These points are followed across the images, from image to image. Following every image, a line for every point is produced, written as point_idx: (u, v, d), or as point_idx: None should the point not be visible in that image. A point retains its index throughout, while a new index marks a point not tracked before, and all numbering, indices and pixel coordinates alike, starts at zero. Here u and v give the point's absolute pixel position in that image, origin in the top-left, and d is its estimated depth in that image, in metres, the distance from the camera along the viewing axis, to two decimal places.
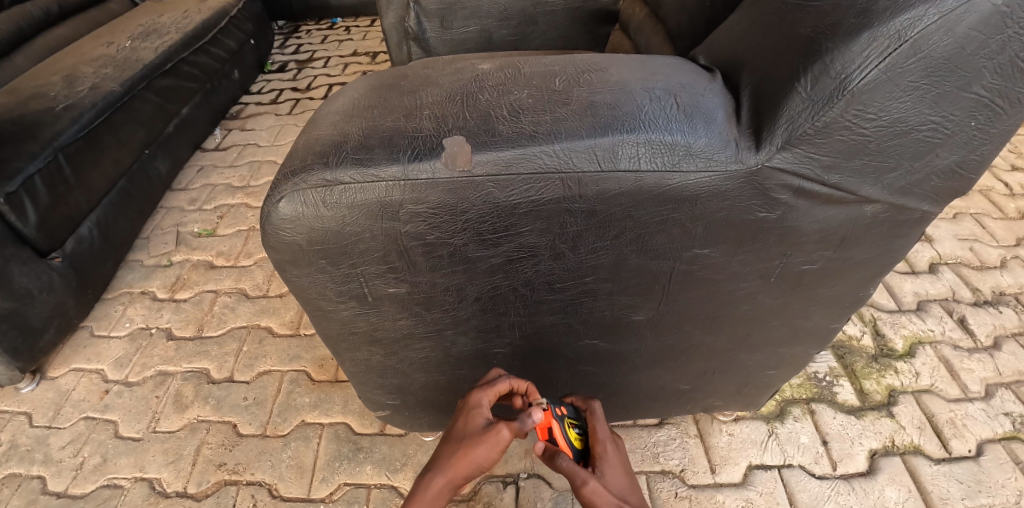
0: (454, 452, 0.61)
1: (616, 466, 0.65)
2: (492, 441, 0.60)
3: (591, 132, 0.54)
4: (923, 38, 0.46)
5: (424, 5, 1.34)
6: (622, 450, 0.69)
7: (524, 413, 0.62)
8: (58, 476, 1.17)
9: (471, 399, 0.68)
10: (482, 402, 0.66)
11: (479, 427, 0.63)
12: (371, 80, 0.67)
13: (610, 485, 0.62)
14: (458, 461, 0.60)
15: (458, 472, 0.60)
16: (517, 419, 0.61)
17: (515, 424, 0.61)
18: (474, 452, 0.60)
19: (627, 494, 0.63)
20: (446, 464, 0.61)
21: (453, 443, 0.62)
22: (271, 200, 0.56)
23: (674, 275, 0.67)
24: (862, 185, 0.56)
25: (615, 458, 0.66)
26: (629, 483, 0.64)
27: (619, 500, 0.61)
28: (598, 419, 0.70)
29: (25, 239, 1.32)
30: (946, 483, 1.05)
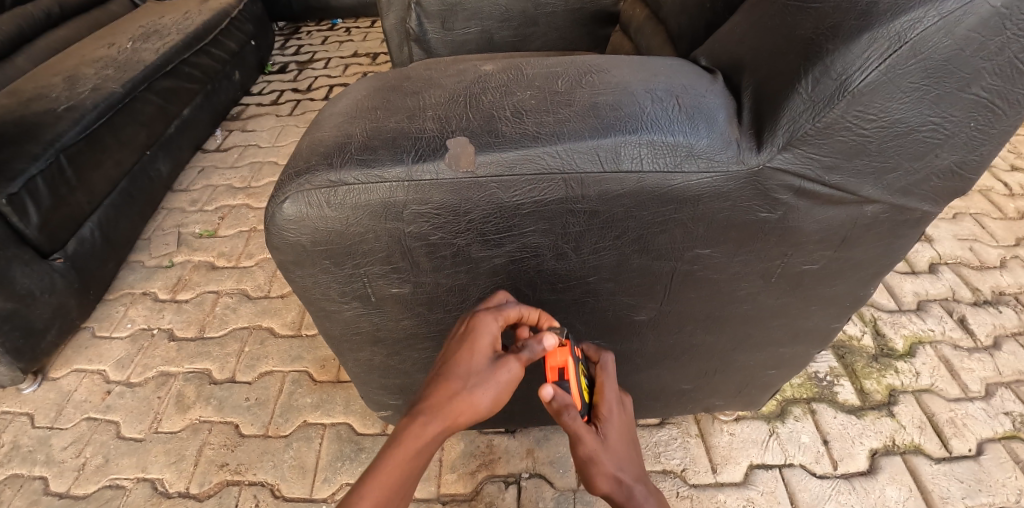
0: (455, 393, 0.51)
1: (621, 431, 0.60)
2: (500, 380, 0.52)
3: (594, 133, 0.54)
4: (923, 39, 0.47)
5: (426, 6, 1.34)
6: (627, 410, 0.65)
7: (535, 338, 0.56)
8: (61, 477, 1.17)
9: (473, 326, 0.56)
10: (489, 333, 0.55)
11: (486, 364, 0.53)
12: (374, 82, 0.67)
13: (611, 453, 0.57)
14: (460, 405, 0.50)
15: (459, 417, 0.51)
16: (526, 346, 0.56)
17: (524, 354, 0.55)
18: (478, 394, 0.51)
19: (627, 466, 0.58)
20: (444, 407, 0.50)
21: (452, 381, 0.52)
22: (275, 201, 0.57)
23: (676, 275, 0.67)
24: (862, 185, 0.56)
25: (619, 422, 0.61)
26: (629, 448, 0.60)
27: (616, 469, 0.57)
28: (609, 377, 0.64)
29: (27, 240, 1.32)
30: (946, 482, 1.06)
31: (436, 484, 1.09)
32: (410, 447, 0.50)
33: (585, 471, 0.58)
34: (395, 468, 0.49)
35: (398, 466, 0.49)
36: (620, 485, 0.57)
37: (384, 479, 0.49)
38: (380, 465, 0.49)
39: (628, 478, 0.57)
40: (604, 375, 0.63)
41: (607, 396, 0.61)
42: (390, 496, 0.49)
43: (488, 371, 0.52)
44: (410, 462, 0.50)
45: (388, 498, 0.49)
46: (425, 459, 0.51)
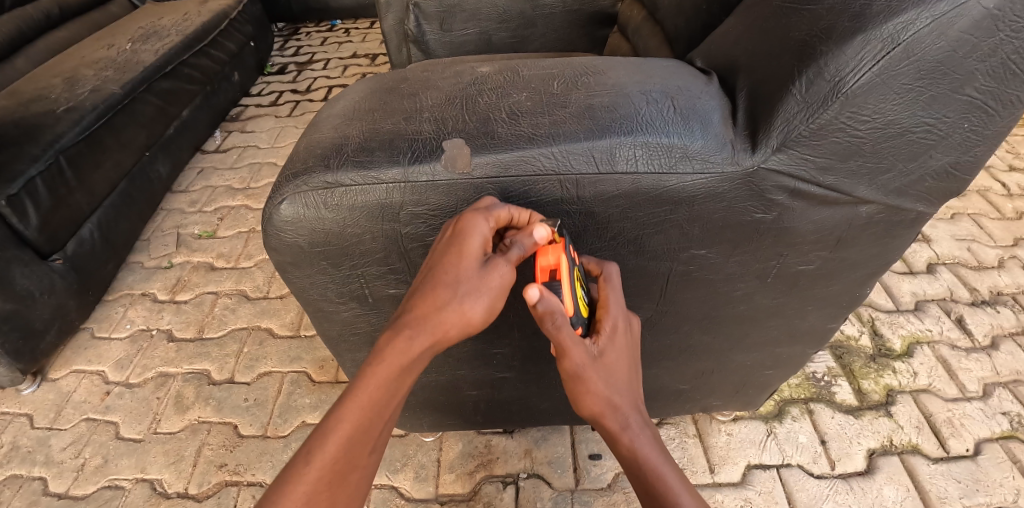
0: (443, 305, 0.48)
1: (619, 351, 0.58)
2: (492, 288, 0.49)
3: (589, 134, 0.55)
4: (916, 41, 0.47)
5: (424, 7, 1.34)
6: (631, 328, 0.62)
7: (526, 233, 0.51)
8: (60, 477, 1.17)
9: (460, 227, 0.50)
10: (479, 234, 0.50)
11: (476, 272, 0.49)
12: (371, 83, 0.68)
13: (603, 374, 0.56)
14: (448, 318, 0.48)
15: (449, 329, 0.48)
16: (516, 244, 0.50)
17: (508, 257, 0.50)
18: (467, 306, 0.48)
19: (620, 390, 0.58)
20: (431, 319, 0.48)
21: (439, 292, 0.48)
22: (273, 202, 0.57)
23: (672, 276, 0.67)
24: (856, 186, 0.56)
25: (619, 345, 0.58)
26: (624, 367, 0.59)
27: (607, 391, 0.57)
28: (613, 293, 0.58)
29: (26, 241, 1.32)
30: (944, 482, 1.06)
31: (435, 484, 1.10)
32: (394, 365, 0.48)
33: (574, 388, 0.56)
34: (379, 387, 0.48)
35: (382, 385, 0.48)
36: (612, 408, 0.57)
37: (367, 400, 0.47)
38: (360, 386, 0.48)
39: (619, 402, 0.57)
40: (608, 290, 0.58)
41: (611, 313, 0.57)
42: (375, 415, 0.48)
43: (478, 278, 0.49)
44: (395, 380, 0.48)
45: (372, 419, 0.48)
46: (413, 374, 0.50)
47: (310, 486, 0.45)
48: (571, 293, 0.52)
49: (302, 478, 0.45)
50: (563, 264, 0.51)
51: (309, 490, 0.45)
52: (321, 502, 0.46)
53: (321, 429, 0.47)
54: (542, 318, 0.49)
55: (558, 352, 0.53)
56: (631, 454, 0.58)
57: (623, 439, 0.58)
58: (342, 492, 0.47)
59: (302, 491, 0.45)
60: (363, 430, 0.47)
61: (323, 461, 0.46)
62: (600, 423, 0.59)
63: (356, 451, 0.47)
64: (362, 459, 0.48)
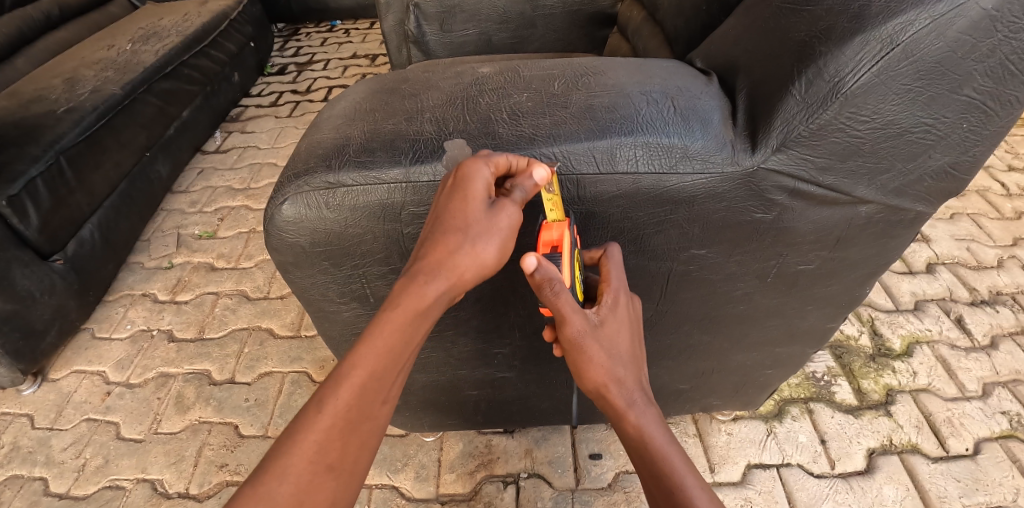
0: (456, 248, 0.45)
1: (621, 323, 0.57)
2: (502, 230, 0.47)
3: (590, 134, 0.55)
4: (914, 42, 0.47)
5: (424, 8, 1.35)
6: (633, 304, 0.60)
7: (524, 176, 0.50)
8: (61, 477, 1.18)
9: (459, 173, 0.47)
10: (482, 177, 0.47)
11: (484, 213, 0.46)
12: (372, 84, 0.68)
13: (606, 346, 0.54)
14: (462, 259, 0.45)
15: (462, 272, 0.45)
16: (518, 188, 0.49)
17: (514, 202, 0.48)
18: (479, 248, 0.45)
19: (624, 364, 0.56)
20: (445, 260, 0.45)
21: (449, 234, 0.45)
22: (274, 202, 0.57)
23: (672, 276, 0.67)
24: (856, 186, 0.56)
25: (621, 318, 0.57)
26: (626, 340, 0.57)
27: (610, 364, 0.54)
28: (614, 269, 0.57)
29: (26, 241, 1.32)
30: (943, 481, 1.06)
31: (435, 484, 1.10)
32: (412, 306, 0.44)
33: (575, 361, 0.54)
34: (395, 332, 0.44)
35: (398, 330, 0.43)
36: (614, 383, 0.55)
37: (382, 344, 0.43)
38: (375, 330, 0.44)
39: (622, 376, 0.55)
40: (607, 264, 0.57)
41: (612, 287, 0.56)
42: (391, 362, 0.44)
43: (487, 220, 0.46)
44: (411, 324, 0.44)
45: (388, 365, 0.43)
46: (430, 320, 0.46)
47: (321, 435, 0.40)
48: (568, 263, 0.52)
49: (313, 426, 0.40)
50: (561, 236, 0.52)
51: (320, 438, 0.40)
52: (333, 455, 0.40)
53: (333, 377, 0.43)
54: (540, 286, 0.48)
55: (557, 319, 0.51)
56: (637, 435, 0.55)
57: (629, 417, 0.55)
58: (355, 446, 0.42)
59: (313, 440, 0.40)
60: (378, 377, 0.43)
61: (335, 408, 0.41)
62: (603, 401, 0.57)
63: (371, 399, 0.42)
64: (377, 411, 0.43)
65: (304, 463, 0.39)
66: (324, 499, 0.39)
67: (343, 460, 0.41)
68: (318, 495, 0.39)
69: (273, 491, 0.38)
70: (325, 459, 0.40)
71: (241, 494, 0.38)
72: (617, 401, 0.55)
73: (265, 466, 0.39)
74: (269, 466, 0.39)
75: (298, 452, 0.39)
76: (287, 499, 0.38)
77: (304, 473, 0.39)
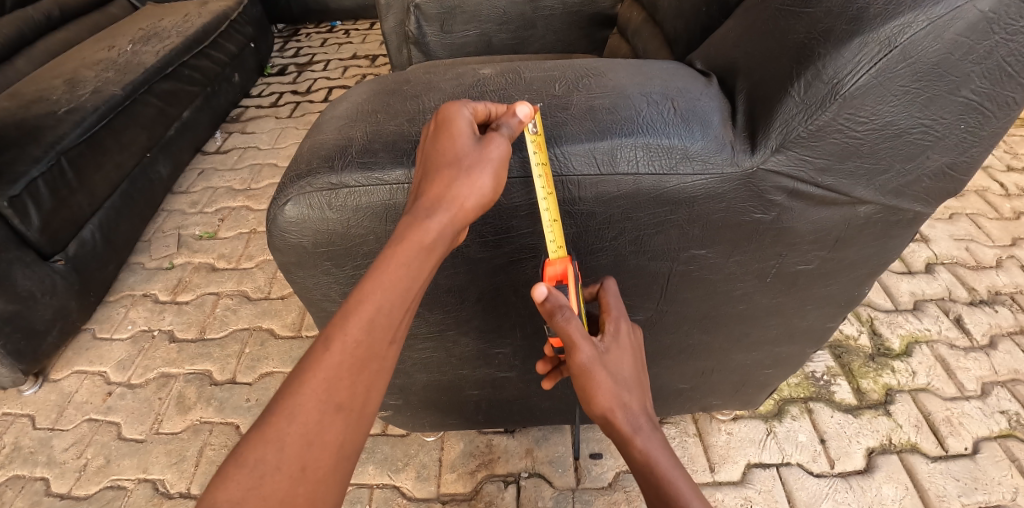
0: (452, 182, 0.48)
1: (624, 351, 0.60)
2: (493, 160, 0.50)
3: (590, 135, 0.55)
4: (912, 44, 0.48)
5: (424, 9, 1.35)
6: (635, 336, 0.64)
7: (510, 114, 0.53)
8: (62, 478, 1.18)
9: (442, 119, 0.51)
10: (464, 117, 0.51)
11: (473, 146, 0.49)
12: (373, 85, 0.68)
13: (612, 368, 0.57)
14: (460, 190, 0.48)
15: (461, 203, 0.48)
16: (504, 124, 0.52)
17: (502, 134, 0.51)
18: (474, 177, 0.49)
19: (630, 387, 0.58)
20: (442, 197, 0.48)
21: (443, 170, 0.48)
22: (277, 203, 0.57)
23: (672, 276, 0.68)
24: (854, 186, 0.57)
25: (624, 344, 0.61)
26: (630, 369, 0.59)
27: (617, 387, 0.57)
28: (614, 299, 0.62)
29: (28, 242, 1.33)
30: (942, 480, 1.07)
31: (436, 484, 1.10)
32: (414, 245, 0.46)
33: (583, 385, 0.57)
34: (399, 270, 0.45)
35: (404, 262, 0.45)
36: (620, 407, 0.57)
37: (387, 282, 0.44)
38: (379, 270, 0.45)
39: (628, 399, 0.57)
40: (606, 296, 0.62)
41: (613, 315, 0.61)
42: (396, 300, 0.45)
43: (477, 153, 0.49)
44: (414, 261, 0.46)
45: (393, 304, 0.45)
46: (432, 259, 0.48)
47: (330, 372, 0.41)
48: (574, 295, 0.59)
49: (321, 364, 0.41)
50: (565, 270, 0.59)
51: (328, 375, 0.41)
52: (342, 393, 0.41)
53: (338, 317, 0.43)
54: (551, 312, 0.54)
55: (567, 345, 0.55)
56: (645, 459, 0.56)
57: (635, 442, 0.56)
58: (363, 385, 0.42)
59: (321, 377, 0.40)
60: (383, 315, 0.44)
61: (342, 346, 0.42)
62: (610, 429, 0.58)
63: (378, 338, 0.43)
64: (384, 351, 0.44)
65: (314, 401, 0.40)
66: (335, 437, 0.40)
67: (352, 398, 0.41)
68: (328, 432, 0.40)
69: (284, 428, 0.38)
70: (335, 396, 0.40)
71: (252, 433, 0.38)
72: (625, 426, 0.57)
73: (275, 406, 0.39)
74: (279, 405, 0.39)
75: (306, 390, 0.40)
76: (297, 436, 0.38)
77: (314, 410, 0.39)
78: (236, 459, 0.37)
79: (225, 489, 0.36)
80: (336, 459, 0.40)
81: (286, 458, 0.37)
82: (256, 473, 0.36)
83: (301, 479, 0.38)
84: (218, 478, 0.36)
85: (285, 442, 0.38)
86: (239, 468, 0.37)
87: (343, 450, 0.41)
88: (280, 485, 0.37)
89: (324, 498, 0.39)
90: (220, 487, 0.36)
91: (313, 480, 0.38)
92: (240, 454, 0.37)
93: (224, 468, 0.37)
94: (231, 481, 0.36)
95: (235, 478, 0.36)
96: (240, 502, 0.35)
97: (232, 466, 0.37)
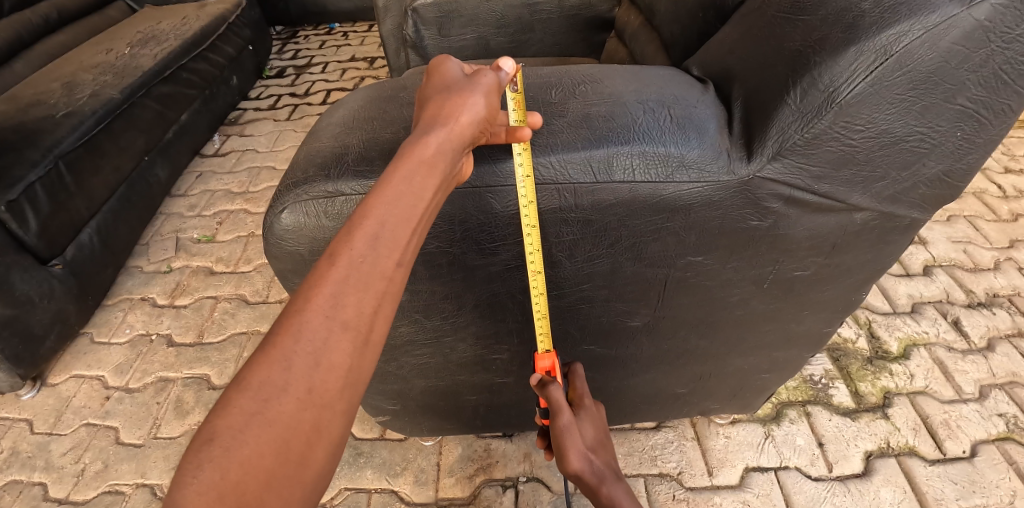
0: (446, 105, 0.51)
1: (592, 420, 0.74)
2: (483, 85, 0.55)
3: (586, 143, 0.55)
4: (908, 52, 0.48)
5: (422, 13, 1.35)
6: (599, 410, 0.79)
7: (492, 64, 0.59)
8: (60, 482, 1.18)
9: (434, 71, 0.58)
10: (454, 65, 0.58)
11: (460, 80, 0.56)
12: (371, 91, 0.68)
13: (584, 434, 0.72)
14: (456, 108, 0.51)
15: (457, 118, 0.51)
16: (488, 69, 0.58)
17: (487, 71, 0.57)
18: (467, 98, 0.52)
19: (596, 449, 0.72)
20: (439, 119, 0.50)
21: (437, 100, 0.53)
22: (274, 211, 0.57)
23: (668, 283, 0.68)
24: (851, 193, 0.57)
25: (593, 416, 0.75)
26: (596, 434, 0.74)
27: (588, 449, 0.70)
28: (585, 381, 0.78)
29: (26, 247, 1.33)
30: (940, 484, 1.07)
31: (435, 488, 1.10)
32: (417, 162, 0.46)
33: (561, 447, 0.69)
34: (403, 186, 0.45)
35: (406, 176, 0.45)
36: (591, 463, 0.70)
37: (392, 198, 0.44)
38: (383, 187, 0.44)
39: (597, 459, 0.71)
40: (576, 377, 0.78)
41: (584, 392, 0.76)
42: (402, 215, 0.44)
43: (465, 83, 0.55)
44: (418, 176, 0.46)
45: (398, 221, 0.43)
46: (437, 178, 0.47)
47: (336, 286, 0.39)
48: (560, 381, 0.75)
49: (326, 280, 0.39)
50: (552, 361, 0.74)
51: (334, 291, 0.39)
52: (349, 311, 0.39)
53: (342, 235, 0.42)
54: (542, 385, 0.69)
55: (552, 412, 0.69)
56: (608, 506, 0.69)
57: (602, 491, 0.70)
58: (372, 304, 0.40)
59: (327, 292, 0.38)
60: (388, 229, 0.42)
61: (349, 261, 0.40)
62: (581, 482, 0.70)
63: (385, 255, 0.42)
64: (393, 270, 0.42)
65: (320, 317, 0.38)
66: (343, 359, 0.37)
67: (360, 318, 0.39)
68: (337, 352, 0.37)
69: (289, 349, 0.36)
70: (341, 314, 0.38)
71: (254, 357, 0.36)
72: (594, 479, 0.70)
73: (278, 326, 0.38)
74: (283, 325, 0.38)
75: (312, 308, 0.38)
76: (303, 357, 0.36)
77: (320, 328, 0.37)
78: (238, 384, 0.35)
79: (226, 416, 0.34)
80: (344, 384, 0.38)
81: (291, 380, 0.35)
82: (259, 396, 0.34)
83: (307, 403, 0.35)
84: (218, 407, 0.35)
85: (290, 363, 0.36)
86: (240, 395, 0.35)
87: (351, 374, 0.38)
88: (286, 408, 0.35)
89: (331, 427, 0.36)
90: (221, 414, 0.34)
91: (319, 405, 0.36)
92: (242, 379, 0.35)
93: (225, 397, 0.35)
94: (233, 407, 0.34)
95: (236, 404, 0.34)
96: (242, 429, 0.33)
97: (233, 392, 0.35)
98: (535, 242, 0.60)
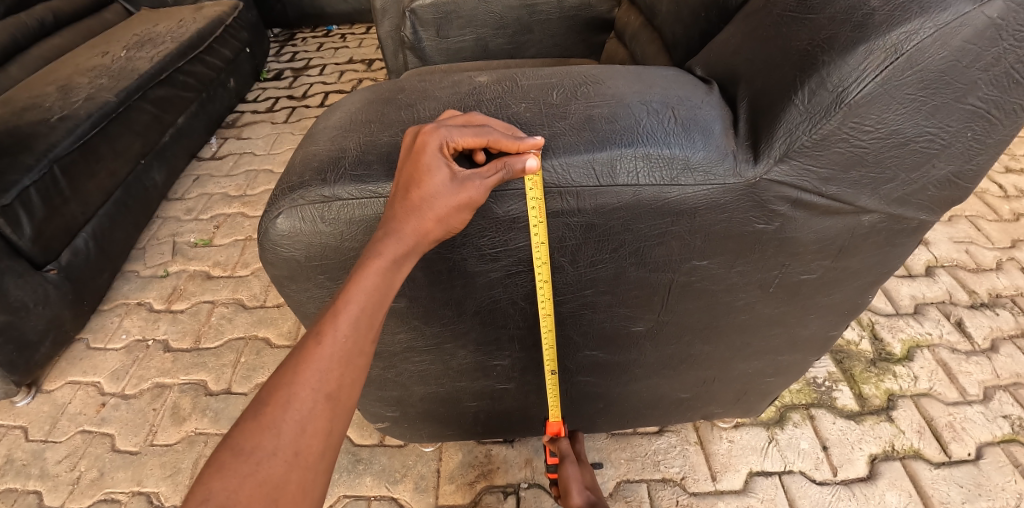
0: (423, 209, 0.50)
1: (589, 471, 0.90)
2: (465, 203, 0.51)
3: (590, 145, 0.54)
4: (919, 51, 0.47)
5: (419, 14, 1.33)
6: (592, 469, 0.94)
7: (501, 171, 0.51)
8: (55, 491, 1.16)
9: (419, 161, 0.50)
10: (437, 159, 0.50)
11: (451, 183, 0.50)
12: (368, 94, 0.67)
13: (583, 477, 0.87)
14: (428, 218, 0.50)
15: (430, 227, 0.50)
16: (506, 167, 0.51)
17: (478, 182, 0.51)
18: (443, 213, 0.50)
19: (593, 489, 0.86)
20: (412, 213, 0.50)
21: (410, 196, 0.50)
22: (269, 216, 0.56)
23: (672, 287, 0.67)
24: (860, 196, 0.56)
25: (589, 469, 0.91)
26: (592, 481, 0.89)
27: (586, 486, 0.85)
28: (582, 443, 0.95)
29: (21, 252, 1.31)
30: (946, 487, 1.05)
31: (435, 495, 1.09)
32: (389, 258, 0.49)
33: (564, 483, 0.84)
34: (377, 274, 0.48)
35: (381, 268, 0.48)
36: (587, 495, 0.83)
37: (367, 284, 0.48)
38: (360, 273, 0.48)
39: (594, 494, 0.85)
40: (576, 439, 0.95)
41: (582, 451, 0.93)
42: (376, 300, 0.48)
43: (448, 196, 0.50)
44: (391, 267, 0.49)
45: (374, 303, 0.48)
46: (406, 267, 0.51)
47: (322, 363, 0.43)
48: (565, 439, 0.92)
49: (312, 356, 0.43)
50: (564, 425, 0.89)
51: (320, 365, 0.43)
52: (331, 384, 0.43)
53: (326, 316, 0.46)
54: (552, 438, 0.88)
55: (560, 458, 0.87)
56: None
57: None
58: (351, 376, 0.45)
59: (313, 367, 0.43)
60: (365, 311, 0.47)
61: (333, 340, 0.44)
62: None
63: (363, 335, 0.46)
64: (368, 348, 0.47)
65: (307, 390, 0.42)
66: (325, 423, 0.42)
67: (339, 389, 0.44)
68: (320, 418, 0.42)
69: (279, 416, 0.40)
70: (325, 386, 0.43)
71: (245, 422, 0.40)
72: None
73: (267, 396, 0.41)
74: (271, 394, 0.41)
75: (300, 380, 0.42)
76: (292, 423, 0.40)
77: (306, 399, 0.41)
78: (230, 449, 0.39)
79: (221, 478, 0.37)
80: (326, 445, 0.42)
81: (280, 445, 0.39)
82: (252, 459, 0.38)
83: (294, 464, 0.39)
84: (210, 468, 0.38)
85: (280, 430, 0.40)
86: (235, 457, 0.38)
87: (332, 436, 0.42)
88: (276, 470, 0.38)
89: (315, 485, 0.41)
90: (216, 476, 0.37)
91: (304, 467, 0.40)
92: (236, 443, 0.39)
93: (219, 458, 0.38)
94: (227, 470, 0.37)
95: (230, 467, 0.37)
96: (235, 489, 0.37)
97: (228, 456, 0.38)
98: (541, 244, 0.59)
